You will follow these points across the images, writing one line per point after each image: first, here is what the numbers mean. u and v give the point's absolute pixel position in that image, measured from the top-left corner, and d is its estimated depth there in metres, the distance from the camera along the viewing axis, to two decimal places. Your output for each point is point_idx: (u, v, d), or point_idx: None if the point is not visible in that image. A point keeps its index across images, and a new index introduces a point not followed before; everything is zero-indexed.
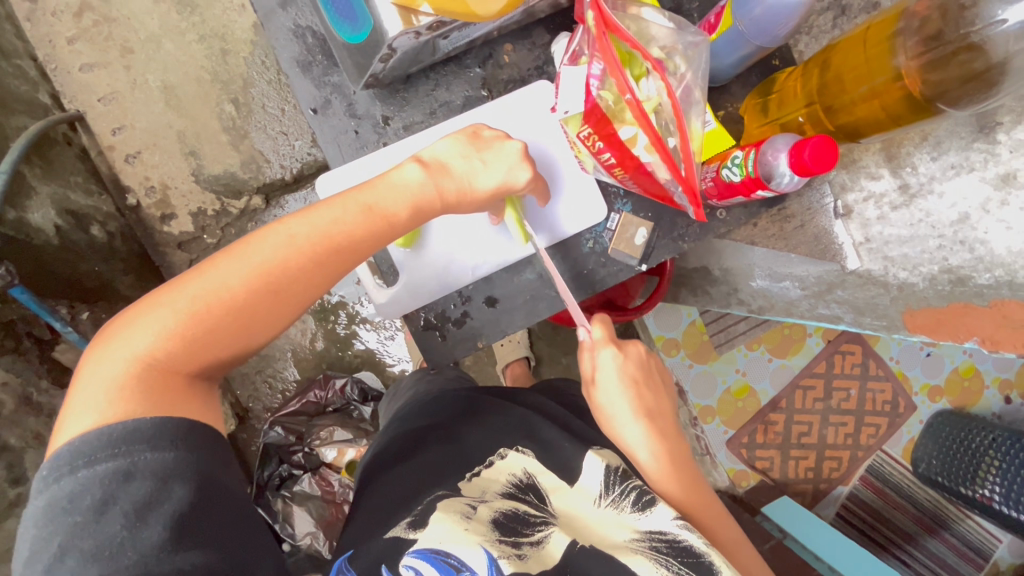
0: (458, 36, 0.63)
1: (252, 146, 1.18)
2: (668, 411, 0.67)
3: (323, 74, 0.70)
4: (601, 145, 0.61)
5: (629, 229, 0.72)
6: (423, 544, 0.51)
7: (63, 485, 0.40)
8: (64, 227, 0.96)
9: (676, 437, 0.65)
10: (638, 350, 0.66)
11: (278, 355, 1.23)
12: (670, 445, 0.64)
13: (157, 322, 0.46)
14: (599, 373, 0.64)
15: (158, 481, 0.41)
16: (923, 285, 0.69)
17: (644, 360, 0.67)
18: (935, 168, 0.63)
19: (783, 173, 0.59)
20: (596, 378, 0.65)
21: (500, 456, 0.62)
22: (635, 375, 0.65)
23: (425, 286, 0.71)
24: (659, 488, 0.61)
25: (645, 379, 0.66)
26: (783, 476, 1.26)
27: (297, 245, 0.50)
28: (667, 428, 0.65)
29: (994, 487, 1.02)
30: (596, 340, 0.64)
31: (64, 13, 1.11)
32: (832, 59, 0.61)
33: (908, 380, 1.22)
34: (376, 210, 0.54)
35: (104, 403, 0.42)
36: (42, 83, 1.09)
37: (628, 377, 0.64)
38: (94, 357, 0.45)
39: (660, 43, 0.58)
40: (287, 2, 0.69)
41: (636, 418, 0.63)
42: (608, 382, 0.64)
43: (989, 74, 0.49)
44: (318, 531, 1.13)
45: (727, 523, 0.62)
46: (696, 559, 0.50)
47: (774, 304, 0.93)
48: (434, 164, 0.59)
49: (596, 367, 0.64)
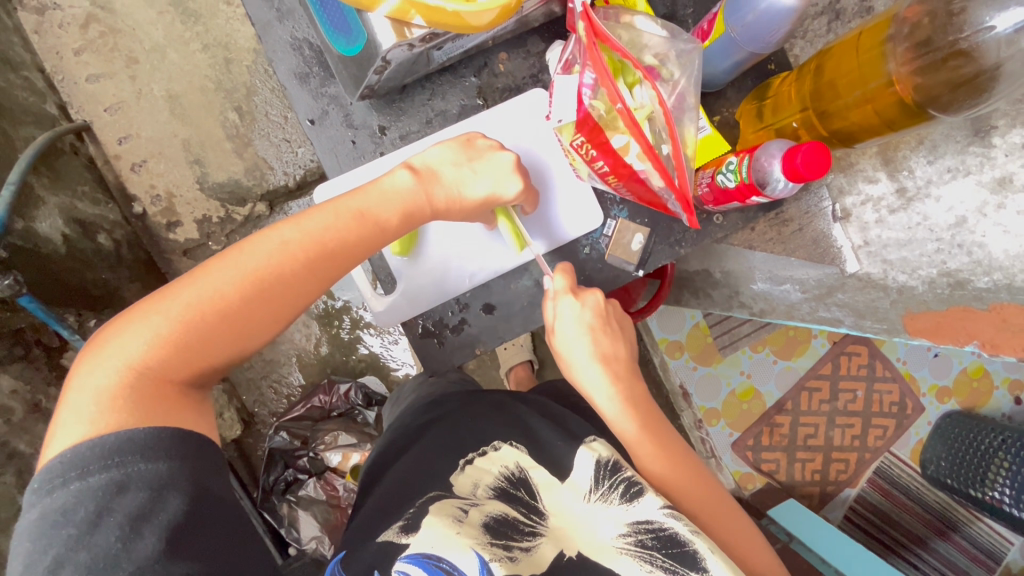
0: (452, 47, 0.63)
1: (255, 154, 1.19)
2: (630, 356, 0.69)
3: (320, 85, 0.71)
4: (595, 154, 0.62)
5: (626, 234, 0.72)
6: (414, 550, 0.50)
7: (56, 498, 0.40)
8: (72, 235, 0.98)
9: (635, 381, 0.67)
10: (596, 298, 0.68)
11: (283, 360, 1.24)
12: (628, 388, 0.66)
13: (149, 329, 0.46)
14: (557, 322, 0.68)
15: (152, 493, 0.42)
16: (923, 288, 0.68)
17: (606, 309, 0.69)
18: (932, 171, 0.64)
19: (778, 179, 0.59)
20: (556, 327, 0.68)
21: (494, 448, 0.63)
22: (595, 323, 0.67)
23: (423, 293, 0.72)
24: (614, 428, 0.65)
25: (605, 328, 0.68)
26: (789, 478, 1.25)
27: (289, 251, 0.51)
28: (626, 373, 0.67)
29: (1004, 490, 1.00)
30: (556, 290, 0.67)
31: (70, 25, 1.13)
32: (825, 65, 0.61)
33: (916, 380, 1.21)
34: (368, 216, 0.55)
35: (96, 414, 0.43)
36: (49, 94, 1.11)
37: (586, 324, 0.67)
38: (86, 365, 0.46)
39: (653, 51, 0.58)
40: (284, 15, 0.70)
41: (593, 362, 0.66)
42: (567, 331, 0.67)
43: (979, 80, 0.50)
44: (323, 535, 1.14)
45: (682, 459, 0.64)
46: (682, 548, 0.52)
47: (775, 307, 0.91)
48: (425, 171, 0.61)
49: (555, 316, 0.68)
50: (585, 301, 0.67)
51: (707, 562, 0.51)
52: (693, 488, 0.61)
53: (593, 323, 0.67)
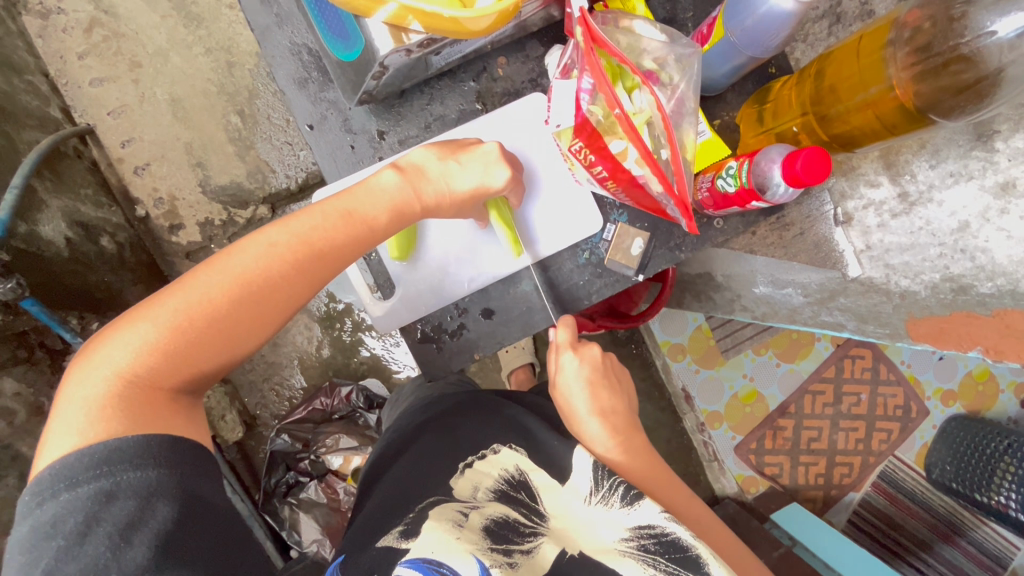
0: (450, 52, 0.63)
1: (258, 157, 1.19)
2: (626, 410, 0.68)
3: (319, 90, 0.71)
4: (593, 159, 0.61)
5: (626, 239, 0.72)
6: (414, 555, 0.49)
7: (45, 509, 0.40)
8: (74, 239, 0.98)
9: (633, 433, 0.66)
10: (594, 352, 0.69)
11: (285, 363, 1.24)
12: (626, 438, 0.65)
13: (136, 337, 0.46)
14: (560, 375, 0.68)
15: (141, 500, 0.42)
16: (925, 293, 0.67)
17: (603, 363, 0.69)
18: (934, 176, 0.63)
19: (777, 184, 0.59)
20: (557, 380, 0.68)
21: (494, 451, 0.62)
22: (592, 377, 0.67)
23: (422, 299, 0.72)
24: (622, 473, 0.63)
25: (602, 381, 0.68)
26: (793, 482, 1.25)
27: (277, 252, 0.51)
28: (623, 425, 0.66)
29: (1010, 494, 1.01)
30: (559, 342, 0.68)
31: (74, 29, 1.13)
32: (826, 69, 0.60)
33: (920, 384, 1.20)
34: (356, 216, 0.56)
35: (85, 424, 0.43)
36: (53, 98, 1.11)
37: (585, 379, 0.67)
38: (75, 375, 0.45)
39: (652, 55, 0.58)
40: (283, 20, 0.71)
41: (591, 414, 0.65)
42: (567, 385, 0.67)
43: (981, 85, 0.49)
44: (324, 539, 1.14)
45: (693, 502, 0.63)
46: (684, 553, 0.52)
47: (777, 311, 0.89)
48: (411, 169, 0.61)
49: (557, 369, 0.68)
50: (583, 355, 0.68)
51: (710, 567, 0.50)
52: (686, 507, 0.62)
53: (591, 377, 0.67)
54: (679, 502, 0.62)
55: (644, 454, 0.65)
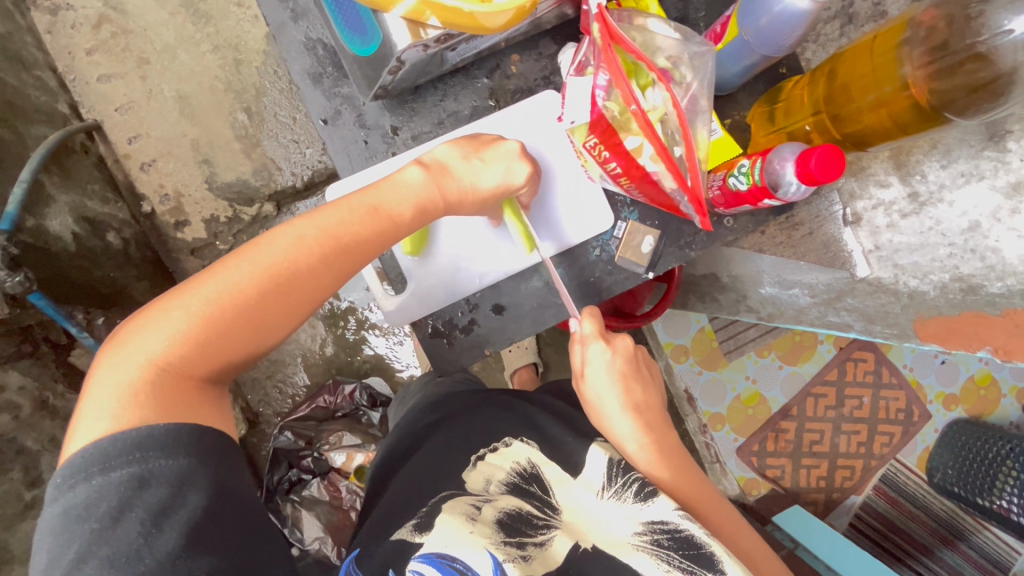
0: (466, 48, 0.64)
1: (263, 155, 1.19)
2: (657, 406, 0.67)
3: (333, 85, 0.71)
4: (608, 155, 0.62)
5: (636, 237, 0.72)
6: (428, 549, 0.51)
7: (77, 492, 0.41)
8: (81, 234, 0.98)
9: (665, 430, 0.65)
10: (626, 344, 0.67)
11: (288, 361, 1.24)
12: (659, 437, 0.64)
13: (170, 325, 0.47)
14: (587, 367, 0.66)
15: (173, 489, 0.42)
16: (935, 294, 0.67)
17: (634, 353, 0.68)
18: (945, 176, 0.64)
19: (790, 182, 0.59)
20: (585, 372, 0.66)
21: (505, 444, 0.63)
22: (624, 369, 0.66)
23: (433, 294, 0.72)
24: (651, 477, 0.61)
25: (635, 374, 0.66)
26: (795, 485, 1.25)
27: (305, 245, 0.51)
28: (655, 421, 0.65)
29: (1012, 498, 1.01)
30: (585, 334, 0.66)
31: (83, 26, 1.14)
32: (838, 69, 0.61)
33: (923, 388, 1.20)
34: (381, 211, 0.56)
35: (117, 410, 0.43)
36: (61, 94, 1.12)
37: (616, 371, 0.65)
38: (107, 360, 0.46)
39: (666, 53, 0.58)
40: (298, 15, 0.71)
41: (624, 411, 0.64)
42: (597, 377, 0.65)
43: (996, 84, 0.49)
44: (326, 536, 1.13)
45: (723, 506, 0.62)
46: (698, 550, 0.51)
47: (783, 311, 0.88)
48: (435, 166, 0.61)
49: (585, 361, 0.66)
50: (615, 348, 0.66)
51: (724, 566, 0.49)
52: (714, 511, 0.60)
53: (623, 370, 0.66)
54: (700, 496, 0.61)
55: (676, 454, 0.63)
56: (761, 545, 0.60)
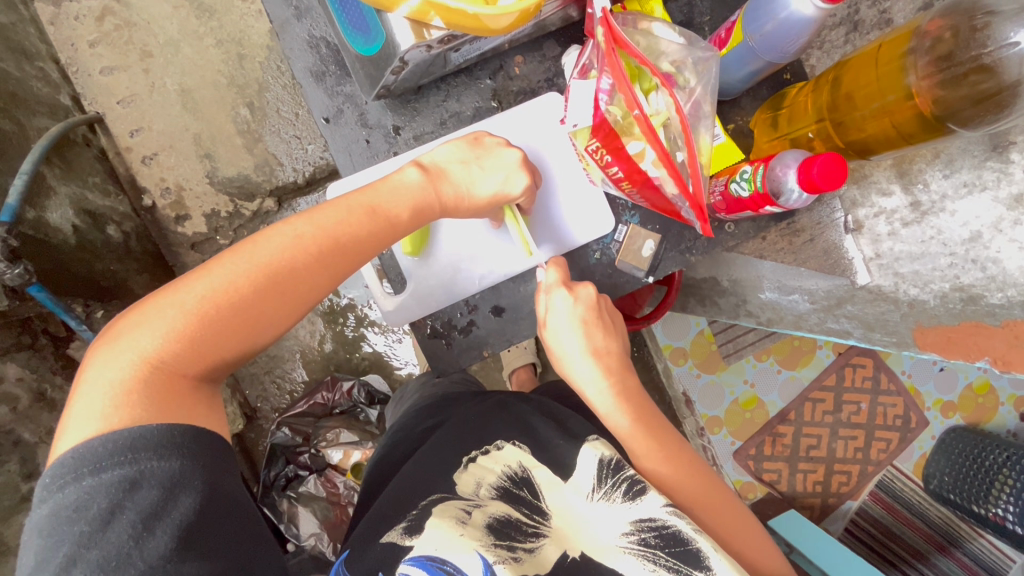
0: (469, 48, 0.64)
1: (265, 150, 1.19)
2: (620, 350, 0.66)
3: (336, 84, 0.71)
4: (610, 159, 0.62)
5: (637, 241, 0.72)
6: (418, 551, 0.51)
7: (67, 493, 0.40)
8: (82, 226, 0.98)
9: (628, 374, 0.65)
10: (590, 291, 0.65)
11: (287, 356, 1.24)
12: (620, 381, 0.64)
13: (164, 322, 0.47)
14: (549, 315, 0.65)
15: (165, 490, 0.42)
16: (934, 302, 0.67)
17: (599, 303, 0.66)
18: (948, 186, 0.64)
19: (791, 190, 0.59)
20: (547, 321, 0.65)
21: (497, 447, 0.62)
22: (587, 317, 0.65)
23: (433, 294, 0.72)
24: (607, 421, 0.63)
25: (598, 321, 0.65)
26: (791, 489, 1.24)
27: (302, 244, 0.52)
28: (615, 366, 0.65)
29: (1009, 506, 0.99)
30: (549, 283, 0.65)
31: (86, 17, 1.13)
32: (843, 77, 0.61)
33: (920, 395, 1.20)
34: (379, 211, 0.57)
35: (109, 409, 0.43)
36: (63, 85, 1.11)
37: (578, 319, 0.64)
38: (99, 357, 0.46)
39: (670, 57, 0.58)
40: (302, 13, 0.71)
41: (585, 356, 0.64)
42: (559, 324, 0.64)
43: (1001, 96, 0.49)
44: (322, 532, 1.12)
45: (685, 451, 0.62)
46: (685, 547, 0.50)
47: (782, 317, 0.87)
48: (434, 168, 0.62)
49: (547, 309, 0.65)
50: (578, 296, 0.64)
51: (710, 562, 0.49)
52: (673, 452, 0.61)
53: (586, 318, 0.65)
54: (660, 439, 0.62)
55: (637, 396, 0.64)
56: (761, 539, 0.59)
